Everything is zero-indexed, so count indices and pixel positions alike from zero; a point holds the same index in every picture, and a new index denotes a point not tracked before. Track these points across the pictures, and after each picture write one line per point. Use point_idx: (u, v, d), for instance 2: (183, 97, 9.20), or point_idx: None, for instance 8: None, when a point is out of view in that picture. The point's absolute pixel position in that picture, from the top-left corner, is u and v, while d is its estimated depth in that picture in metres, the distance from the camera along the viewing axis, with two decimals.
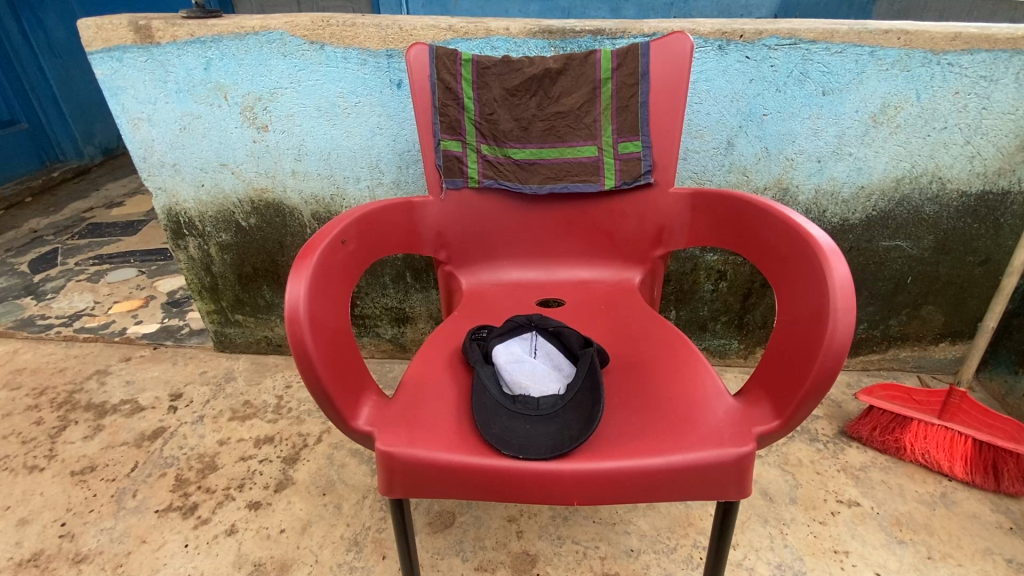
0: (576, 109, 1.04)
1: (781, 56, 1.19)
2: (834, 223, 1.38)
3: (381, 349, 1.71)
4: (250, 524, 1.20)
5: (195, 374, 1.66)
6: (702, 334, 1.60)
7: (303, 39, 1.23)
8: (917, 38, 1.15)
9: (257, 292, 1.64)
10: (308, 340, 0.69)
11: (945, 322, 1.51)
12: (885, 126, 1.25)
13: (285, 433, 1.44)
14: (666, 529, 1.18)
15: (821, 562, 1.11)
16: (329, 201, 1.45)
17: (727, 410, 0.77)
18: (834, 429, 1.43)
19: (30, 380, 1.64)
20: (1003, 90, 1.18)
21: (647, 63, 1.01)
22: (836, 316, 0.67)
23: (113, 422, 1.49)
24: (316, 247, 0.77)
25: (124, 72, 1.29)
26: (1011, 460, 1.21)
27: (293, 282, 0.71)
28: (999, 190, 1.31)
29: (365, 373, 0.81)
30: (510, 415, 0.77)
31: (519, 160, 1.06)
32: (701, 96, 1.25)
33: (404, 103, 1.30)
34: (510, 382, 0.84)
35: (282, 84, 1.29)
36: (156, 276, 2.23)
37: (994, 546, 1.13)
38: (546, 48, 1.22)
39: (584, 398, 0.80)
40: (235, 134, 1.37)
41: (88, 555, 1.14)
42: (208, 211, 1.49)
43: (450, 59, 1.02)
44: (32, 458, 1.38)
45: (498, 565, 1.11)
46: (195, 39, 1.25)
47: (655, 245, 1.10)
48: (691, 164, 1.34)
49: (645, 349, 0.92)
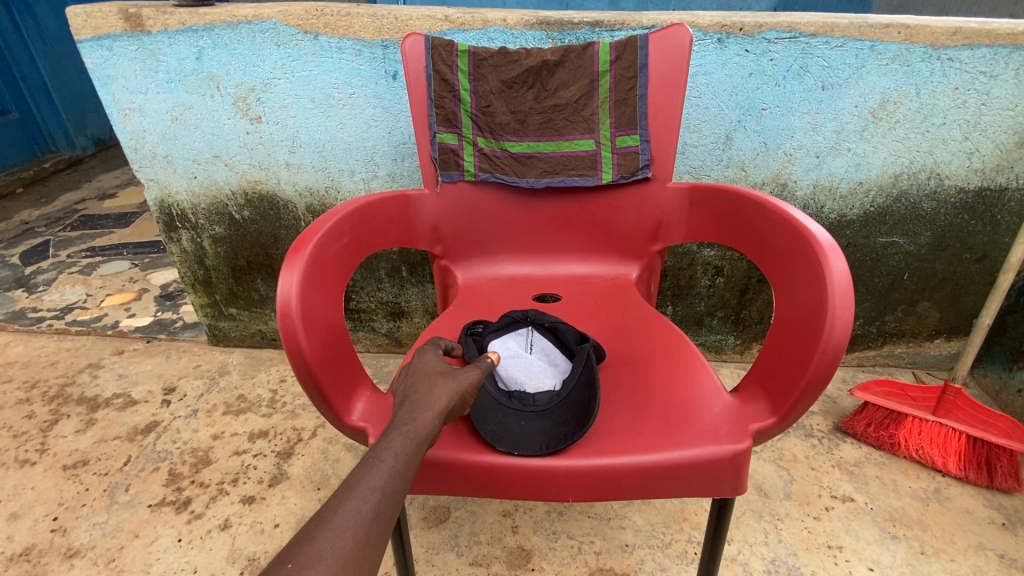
0: (574, 102, 1.02)
1: (781, 49, 1.18)
2: (832, 219, 1.38)
3: (377, 344, 1.70)
4: (244, 518, 1.20)
5: (189, 368, 1.65)
6: (698, 329, 1.60)
7: (297, 29, 1.22)
8: (918, 32, 1.14)
9: (251, 286, 1.63)
10: (300, 335, 0.69)
11: (941, 319, 1.51)
12: (884, 122, 1.24)
13: (279, 427, 1.43)
14: (661, 524, 1.18)
15: (814, 558, 1.11)
16: (323, 194, 1.43)
17: (723, 407, 0.77)
18: (829, 425, 1.43)
19: (22, 373, 1.63)
20: (1002, 85, 1.18)
21: (646, 55, 0.99)
22: (834, 312, 0.66)
23: (106, 416, 1.47)
24: (309, 240, 0.76)
25: (114, 61, 1.27)
26: (1004, 456, 1.22)
27: (286, 276, 0.70)
28: (997, 186, 1.30)
29: (360, 369, 0.81)
30: (505, 411, 0.76)
31: (515, 153, 1.05)
32: (700, 90, 1.24)
33: (400, 95, 1.28)
34: (506, 377, 0.82)
35: (276, 75, 1.27)
36: (150, 269, 2.21)
37: (986, 541, 1.13)
38: (544, 40, 1.20)
39: (580, 394, 0.79)
40: (228, 125, 1.35)
41: (80, 550, 1.14)
42: (201, 203, 1.48)
43: (445, 50, 1.00)
44: (24, 453, 1.37)
45: (493, 560, 1.11)
46: (186, 28, 1.23)
47: (652, 240, 1.09)
48: (689, 158, 1.33)
49: (642, 345, 0.91)
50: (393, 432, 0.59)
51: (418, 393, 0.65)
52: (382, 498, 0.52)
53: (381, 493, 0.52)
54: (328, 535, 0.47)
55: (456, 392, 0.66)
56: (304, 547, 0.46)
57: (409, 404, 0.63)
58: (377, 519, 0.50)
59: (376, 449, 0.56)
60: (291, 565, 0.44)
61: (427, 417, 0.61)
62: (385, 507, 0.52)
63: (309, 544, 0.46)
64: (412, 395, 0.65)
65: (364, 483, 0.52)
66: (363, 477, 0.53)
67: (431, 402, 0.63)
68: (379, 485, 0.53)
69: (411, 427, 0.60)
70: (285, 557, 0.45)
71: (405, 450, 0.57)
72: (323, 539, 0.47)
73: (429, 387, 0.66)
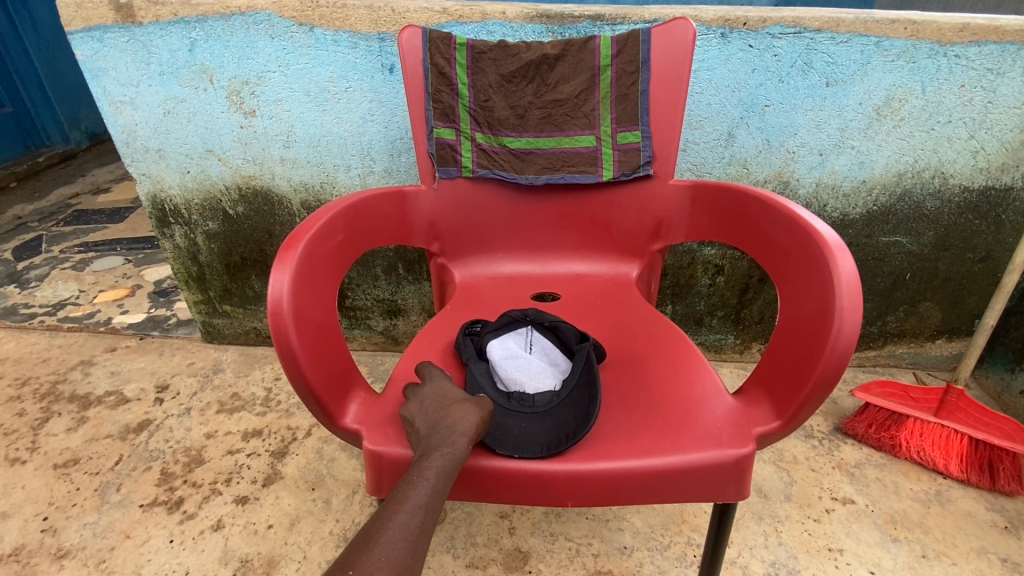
0: (575, 97, 1.00)
1: (785, 45, 1.16)
2: (834, 217, 1.36)
3: (373, 342, 1.68)
4: (237, 519, 1.18)
5: (182, 365, 1.63)
6: (698, 329, 1.58)
7: (292, 21, 1.19)
8: (924, 28, 1.12)
9: (245, 283, 1.61)
10: (292, 335, 0.67)
11: (943, 320, 1.50)
12: (889, 119, 1.22)
13: (273, 426, 1.42)
14: (660, 526, 1.16)
15: (815, 560, 1.10)
16: (319, 189, 1.41)
17: (725, 410, 0.75)
18: (829, 426, 1.42)
19: (13, 370, 1.61)
20: (1009, 83, 1.16)
21: (648, 49, 0.97)
22: (842, 315, 0.65)
23: (97, 413, 1.45)
24: (301, 238, 0.73)
25: (105, 53, 1.25)
26: (1007, 459, 1.21)
27: (277, 274, 0.68)
28: (1001, 185, 1.29)
29: (354, 369, 0.79)
30: (504, 412, 0.74)
31: (514, 149, 1.03)
32: (703, 86, 1.22)
33: (397, 89, 1.26)
34: (504, 377, 0.80)
35: (270, 68, 1.25)
36: (143, 265, 2.18)
37: (989, 545, 1.12)
38: (544, 34, 1.18)
39: (580, 395, 0.77)
40: (222, 119, 1.32)
41: (70, 550, 1.12)
42: (194, 198, 1.45)
43: (444, 43, 0.98)
44: (14, 451, 1.35)
45: (489, 562, 1.10)
46: (179, 20, 1.20)
47: (653, 238, 1.07)
48: (691, 155, 1.31)
49: (642, 345, 0.89)
50: (433, 453, 0.62)
51: (450, 416, 0.67)
52: (426, 515, 0.57)
53: (425, 510, 0.57)
54: (381, 548, 0.52)
55: (484, 413, 0.69)
56: (361, 558, 0.51)
57: (445, 428, 0.65)
58: (422, 533, 0.55)
59: (419, 468, 0.60)
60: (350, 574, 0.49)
61: (465, 442, 0.64)
62: (428, 522, 0.57)
63: (365, 556, 0.51)
64: (445, 418, 0.67)
65: (410, 501, 0.57)
66: (409, 495, 0.57)
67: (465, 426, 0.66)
68: (423, 502, 0.57)
69: (451, 450, 0.63)
70: (345, 566, 0.50)
71: (446, 470, 0.61)
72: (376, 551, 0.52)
73: (461, 410, 0.68)
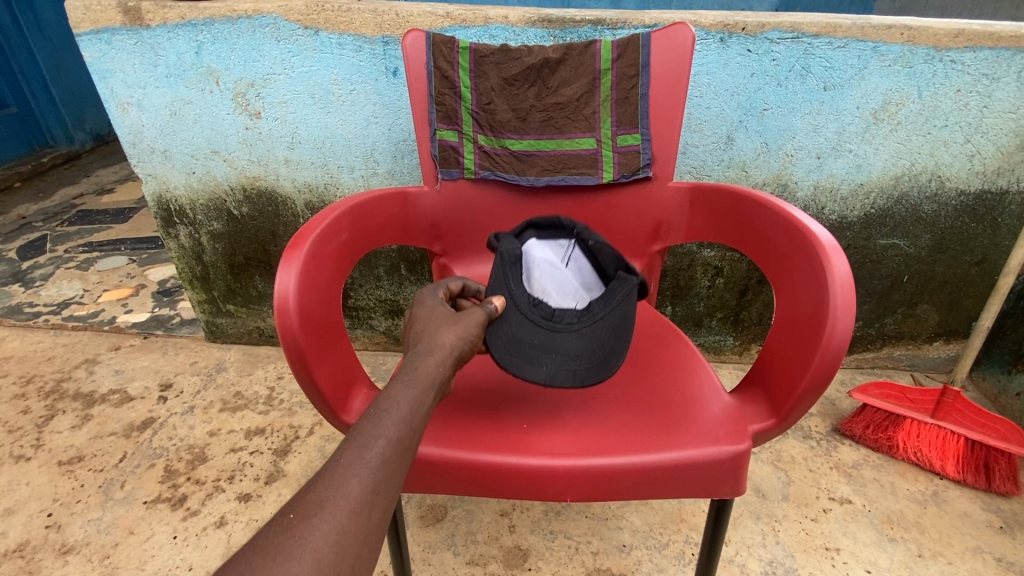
0: (576, 100, 1.02)
1: (783, 50, 1.18)
2: (833, 220, 1.37)
3: (374, 342, 1.69)
4: (239, 516, 1.19)
5: (186, 364, 1.64)
6: (697, 330, 1.59)
7: (297, 24, 1.21)
8: (921, 33, 1.14)
9: (249, 282, 1.62)
10: (297, 331, 0.68)
11: (940, 322, 1.51)
12: (886, 123, 1.24)
13: (276, 425, 1.43)
14: (658, 525, 1.18)
15: (811, 560, 1.11)
16: (322, 190, 1.42)
17: (722, 407, 0.76)
18: (827, 427, 1.43)
19: (18, 368, 1.62)
20: (1004, 88, 1.18)
21: (648, 54, 0.99)
22: (835, 314, 0.66)
23: (101, 412, 1.47)
24: (307, 237, 0.75)
25: (113, 55, 1.26)
26: (1003, 459, 1.23)
27: (283, 272, 0.70)
28: (997, 189, 1.30)
29: (358, 365, 0.80)
30: (519, 322, 0.75)
31: (515, 152, 1.04)
32: (702, 89, 1.24)
33: (400, 91, 1.28)
34: (535, 278, 0.85)
35: (276, 70, 1.27)
36: (147, 264, 2.20)
37: (984, 544, 1.13)
38: (545, 38, 1.20)
39: (601, 331, 0.77)
40: (227, 120, 1.34)
41: (74, 546, 1.13)
42: (199, 198, 1.47)
43: (447, 47, 0.99)
44: (19, 448, 1.36)
45: (490, 559, 1.11)
46: (185, 22, 1.22)
47: (653, 239, 1.08)
48: (690, 158, 1.32)
49: (641, 345, 0.90)
50: (395, 383, 0.60)
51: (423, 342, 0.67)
52: (386, 447, 0.54)
53: (385, 441, 0.54)
54: (331, 487, 0.50)
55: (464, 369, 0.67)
56: (306, 497, 0.49)
57: (411, 356, 0.64)
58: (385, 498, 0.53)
59: (380, 399, 0.58)
60: (292, 515, 0.47)
61: (429, 366, 0.62)
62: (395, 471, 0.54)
63: (310, 495, 0.49)
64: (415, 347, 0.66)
65: (366, 433, 0.54)
66: (367, 427, 0.55)
67: (430, 355, 0.64)
68: (384, 434, 0.55)
69: (413, 375, 0.61)
70: (287, 509, 0.48)
71: (409, 398, 0.58)
72: (325, 489, 0.49)
73: (432, 333, 0.67)
